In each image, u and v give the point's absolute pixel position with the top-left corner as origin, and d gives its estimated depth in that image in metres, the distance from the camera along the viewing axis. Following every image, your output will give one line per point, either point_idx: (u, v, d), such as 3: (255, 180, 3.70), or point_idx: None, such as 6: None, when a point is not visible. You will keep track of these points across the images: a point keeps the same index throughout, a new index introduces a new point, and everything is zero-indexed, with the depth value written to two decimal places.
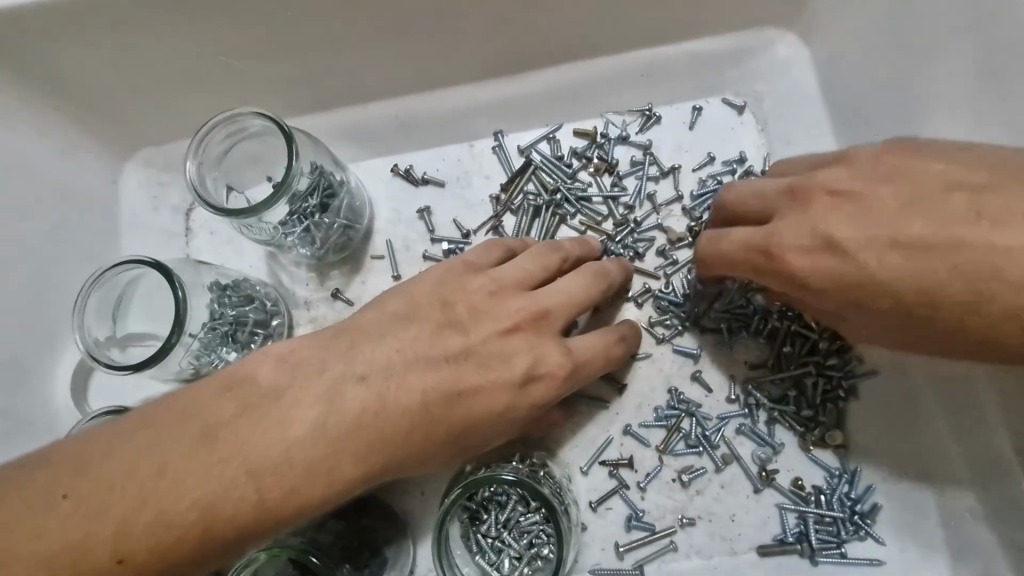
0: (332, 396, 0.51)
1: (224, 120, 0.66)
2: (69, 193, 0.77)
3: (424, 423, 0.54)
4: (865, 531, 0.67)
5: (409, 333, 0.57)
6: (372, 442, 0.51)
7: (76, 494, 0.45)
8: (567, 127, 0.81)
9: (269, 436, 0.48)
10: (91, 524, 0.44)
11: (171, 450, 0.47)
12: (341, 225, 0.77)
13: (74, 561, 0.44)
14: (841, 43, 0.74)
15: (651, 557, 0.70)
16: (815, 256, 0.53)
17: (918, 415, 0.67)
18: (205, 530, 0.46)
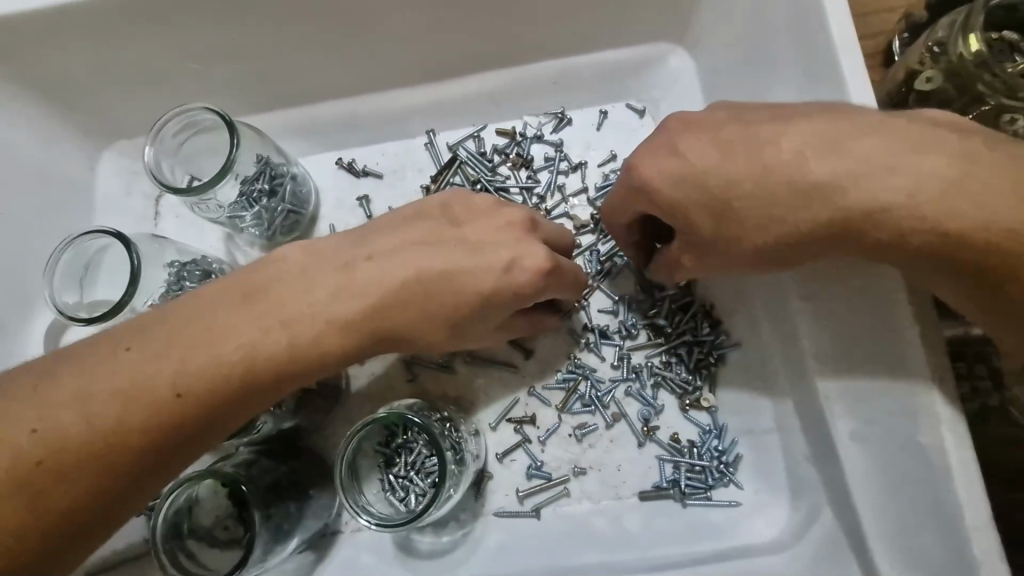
0: (344, 281, 0.62)
1: (176, 115, 0.77)
2: (45, 179, 0.87)
3: (415, 304, 0.63)
4: (729, 478, 0.77)
5: (414, 230, 0.66)
6: (369, 324, 0.62)
7: (136, 347, 0.56)
8: (491, 127, 0.92)
9: (292, 300, 0.60)
10: (130, 383, 0.54)
11: (215, 313, 0.58)
12: (287, 209, 0.88)
13: (139, 396, 0.54)
14: (715, 57, 0.84)
15: (547, 500, 0.80)
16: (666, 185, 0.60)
17: (766, 368, 0.77)
18: (222, 385, 0.57)
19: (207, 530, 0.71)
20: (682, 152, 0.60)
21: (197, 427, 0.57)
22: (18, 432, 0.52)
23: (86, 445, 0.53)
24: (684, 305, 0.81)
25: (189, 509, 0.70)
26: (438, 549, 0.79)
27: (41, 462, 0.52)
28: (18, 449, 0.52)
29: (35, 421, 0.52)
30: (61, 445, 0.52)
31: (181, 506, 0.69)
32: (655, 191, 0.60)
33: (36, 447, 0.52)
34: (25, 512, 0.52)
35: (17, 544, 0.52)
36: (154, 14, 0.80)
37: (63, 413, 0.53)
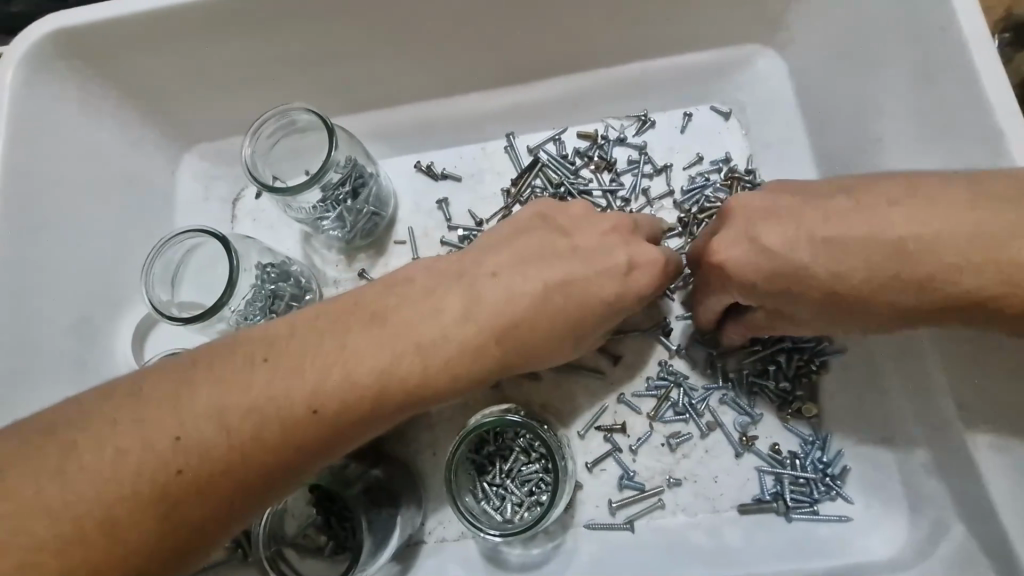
0: (471, 297, 0.62)
1: (276, 114, 0.76)
2: (131, 180, 0.87)
3: (537, 319, 0.63)
4: (836, 492, 0.73)
5: (523, 240, 0.66)
6: (494, 340, 0.62)
7: (272, 359, 0.55)
8: (572, 130, 0.91)
9: (424, 323, 0.60)
10: (273, 394, 0.53)
11: (349, 335, 0.57)
12: (369, 211, 0.87)
13: (274, 411, 0.53)
14: (810, 57, 0.83)
15: (641, 512, 0.77)
16: (731, 273, 0.62)
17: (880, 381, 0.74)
18: (351, 399, 0.56)
19: (291, 539, 0.72)
20: (754, 238, 0.60)
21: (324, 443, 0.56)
22: (160, 440, 0.50)
23: (218, 461, 0.51)
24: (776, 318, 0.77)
25: (277, 519, 0.71)
26: (528, 561, 0.76)
27: (183, 471, 0.50)
28: (156, 459, 0.50)
29: (178, 428, 0.51)
30: (203, 453, 0.51)
31: (273, 518, 0.70)
32: (738, 275, 0.61)
33: (175, 457, 0.50)
34: (163, 522, 0.50)
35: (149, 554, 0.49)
36: (249, 15, 0.80)
37: (196, 426, 0.51)
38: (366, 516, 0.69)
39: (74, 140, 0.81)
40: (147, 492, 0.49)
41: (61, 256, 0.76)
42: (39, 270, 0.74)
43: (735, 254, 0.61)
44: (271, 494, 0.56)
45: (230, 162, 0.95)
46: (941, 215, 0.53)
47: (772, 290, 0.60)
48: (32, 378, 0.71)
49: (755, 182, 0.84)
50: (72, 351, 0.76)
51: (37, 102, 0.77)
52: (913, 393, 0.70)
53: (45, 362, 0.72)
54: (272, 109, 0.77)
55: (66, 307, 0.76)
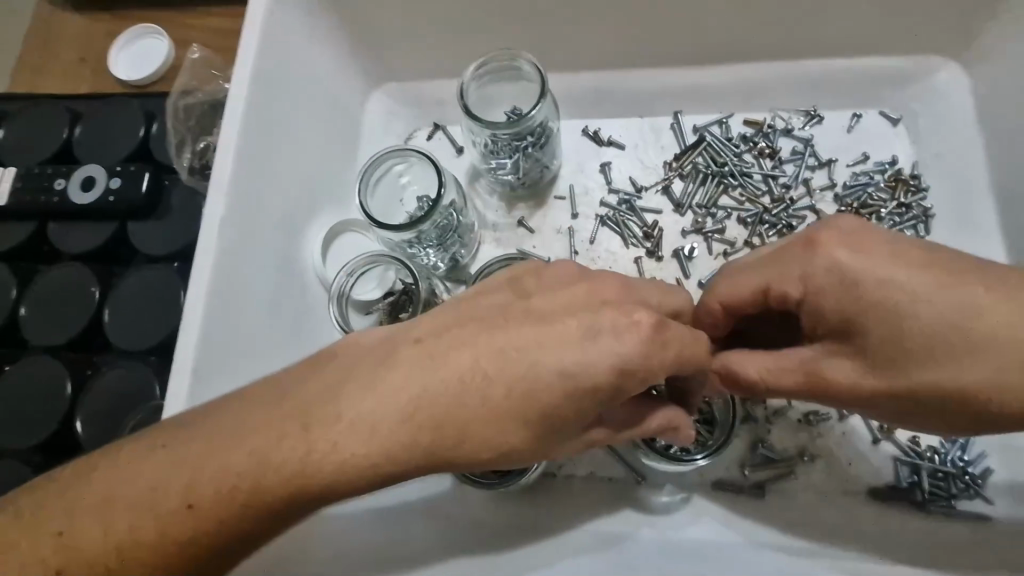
0: (522, 351, 0.53)
1: (504, 56, 0.83)
2: (335, 104, 0.96)
3: (611, 361, 0.52)
4: (975, 491, 0.76)
5: (598, 294, 0.57)
6: (563, 376, 0.53)
7: (337, 392, 0.53)
8: (738, 116, 0.96)
9: (498, 378, 0.53)
10: (339, 400, 0.52)
11: (403, 377, 0.53)
12: (542, 165, 0.95)
13: (329, 434, 0.51)
14: (1000, 75, 0.86)
15: (772, 479, 0.80)
16: (811, 265, 0.58)
17: None
18: (414, 418, 0.52)
19: None
20: (882, 279, 0.55)
21: (386, 462, 0.52)
22: (248, 420, 0.53)
23: (277, 481, 0.51)
24: None
25: None
26: (658, 507, 0.80)
27: (270, 452, 0.51)
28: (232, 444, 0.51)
29: (288, 402, 0.53)
30: (273, 444, 0.51)
31: None
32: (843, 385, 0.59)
33: (257, 442, 0.51)
34: (239, 503, 0.51)
35: (230, 531, 0.51)
36: None
37: (265, 447, 0.51)
38: None
39: (299, 57, 0.89)
40: (233, 470, 0.51)
41: (282, 157, 0.85)
42: (268, 170, 0.83)
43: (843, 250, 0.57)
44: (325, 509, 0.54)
45: (412, 104, 1.03)
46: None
47: (878, 317, 0.55)
48: (246, 270, 0.79)
49: (920, 187, 0.88)
50: (276, 251, 0.84)
51: (280, 19, 0.86)
52: None
53: (256, 258, 0.80)
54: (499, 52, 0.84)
55: (279, 207, 0.85)
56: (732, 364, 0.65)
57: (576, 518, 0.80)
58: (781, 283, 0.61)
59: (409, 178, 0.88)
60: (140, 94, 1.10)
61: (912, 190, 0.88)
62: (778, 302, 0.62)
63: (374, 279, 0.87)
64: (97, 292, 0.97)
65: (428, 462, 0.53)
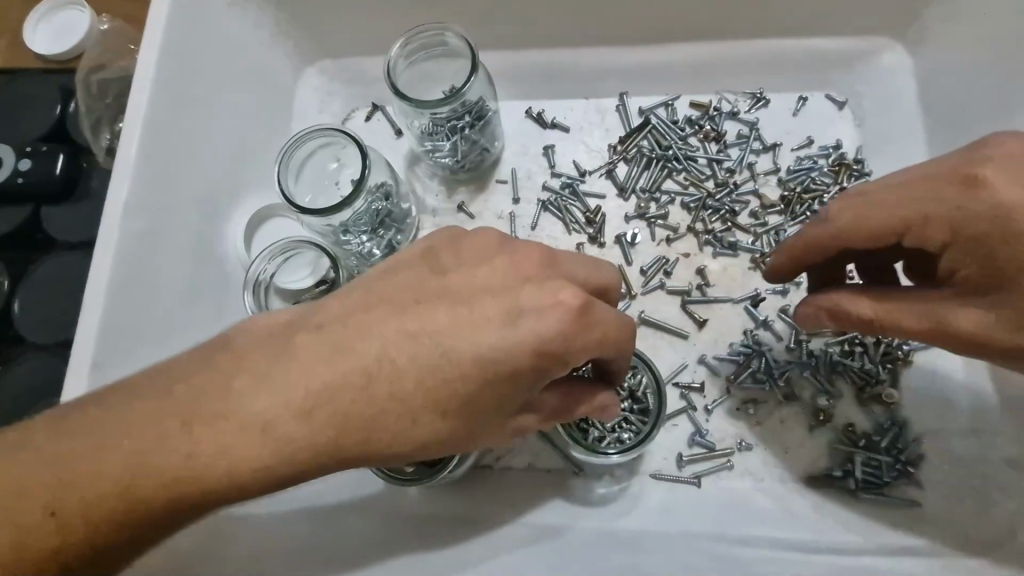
0: (439, 332, 0.50)
1: (432, 30, 0.78)
2: (262, 79, 0.91)
3: (531, 343, 0.50)
4: (906, 477, 0.75)
5: (522, 266, 0.54)
6: (482, 361, 0.50)
7: (233, 382, 0.49)
8: (685, 98, 0.93)
9: (409, 362, 0.50)
10: (229, 395, 0.49)
11: (309, 362, 0.50)
12: (481, 146, 0.90)
13: (222, 427, 0.48)
14: (943, 57, 0.84)
15: (708, 470, 0.79)
16: (971, 206, 0.53)
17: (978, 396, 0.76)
18: (314, 410, 0.49)
19: None
20: None
21: (285, 456, 0.49)
22: (124, 415, 0.49)
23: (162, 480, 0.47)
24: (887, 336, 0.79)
25: None
26: (594, 499, 0.78)
27: (155, 449, 0.48)
28: (105, 444, 0.48)
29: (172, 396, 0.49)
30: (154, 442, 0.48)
31: None
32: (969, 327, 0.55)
33: (134, 444, 0.48)
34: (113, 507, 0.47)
35: (109, 534, 0.48)
36: None
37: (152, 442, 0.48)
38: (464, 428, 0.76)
39: (219, 29, 0.84)
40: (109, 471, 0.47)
41: (198, 141, 0.80)
42: (180, 156, 0.78)
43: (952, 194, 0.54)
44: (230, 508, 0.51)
45: (348, 81, 0.98)
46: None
47: None
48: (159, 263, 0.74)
49: (863, 171, 0.86)
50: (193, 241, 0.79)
51: None
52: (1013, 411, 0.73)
53: (170, 250, 0.76)
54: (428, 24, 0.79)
55: (194, 191, 0.79)
56: (843, 303, 0.60)
57: (511, 510, 0.78)
58: (929, 222, 0.55)
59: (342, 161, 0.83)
60: (55, 70, 1.01)
61: (855, 175, 0.86)
62: (914, 243, 0.56)
63: (306, 266, 0.82)
64: (6, 283, 0.91)
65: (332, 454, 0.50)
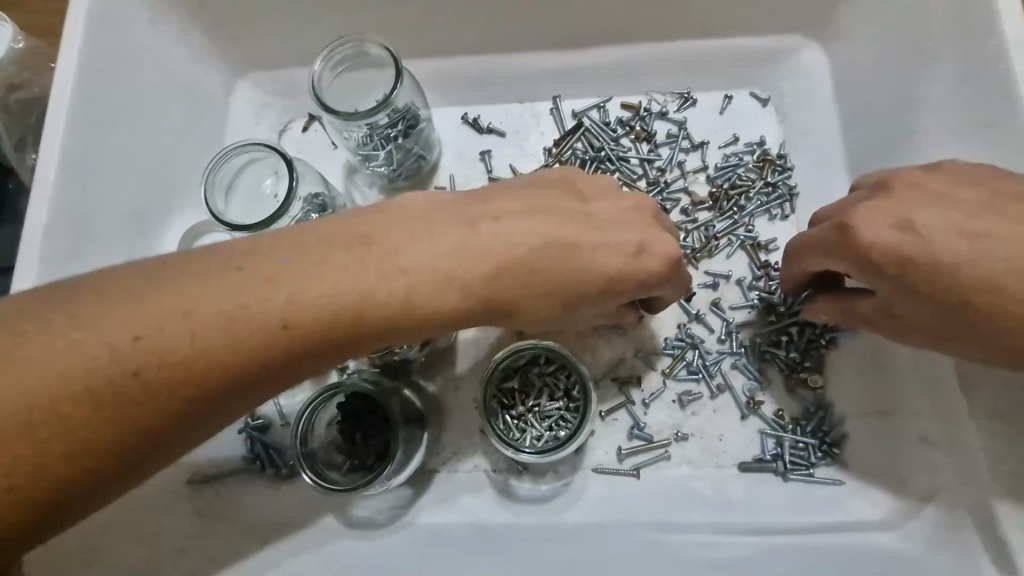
0: (439, 252, 0.58)
1: (352, 41, 0.79)
2: (192, 93, 0.90)
3: (516, 258, 0.60)
4: (830, 457, 0.79)
5: (532, 200, 0.64)
6: (472, 273, 0.59)
7: (234, 285, 0.54)
8: (616, 99, 0.95)
9: (408, 273, 0.58)
10: (230, 294, 0.53)
11: (316, 269, 0.56)
12: (416, 153, 0.91)
13: (214, 329, 0.52)
14: (854, 53, 0.88)
15: (647, 462, 0.81)
16: (845, 245, 0.61)
17: (896, 376, 0.77)
18: (312, 312, 0.55)
19: (315, 452, 0.77)
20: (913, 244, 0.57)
21: (275, 353, 0.54)
22: (152, 321, 0.51)
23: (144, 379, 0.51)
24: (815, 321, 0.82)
25: (308, 426, 0.77)
26: (537, 496, 0.80)
27: (139, 371, 0.50)
28: (130, 346, 0.50)
29: (219, 302, 0.53)
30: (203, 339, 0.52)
31: (305, 426, 0.76)
32: (910, 332, 0.62)
33: (119, 341, 0.50)
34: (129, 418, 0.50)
35: (127, 440, 0.51)
36: None
37: (142, 338, 0.50)
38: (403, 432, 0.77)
39: (142, 45, 0.83)
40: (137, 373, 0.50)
41: (123, 158, 0.80)
42: (105, 173, 0.78)
43: (892, 208, 0.59)
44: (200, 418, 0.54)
45: (283, 93, 0.97)
46: (965, 199, 0.59)
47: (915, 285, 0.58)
48: (100, 250, 0.77)
49: (786, 166, 0.89)
50: (126, 241, 0.81)
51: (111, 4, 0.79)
52: (927, 386, 0.74)
53: (109, 241, 0.78)
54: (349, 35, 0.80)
55: (122, 203, 0.80)
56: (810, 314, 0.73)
57: (459, 511, 0.80)
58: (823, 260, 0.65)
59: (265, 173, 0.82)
60: None
61: (779, 170, 0.89)
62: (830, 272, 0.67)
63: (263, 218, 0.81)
64: None
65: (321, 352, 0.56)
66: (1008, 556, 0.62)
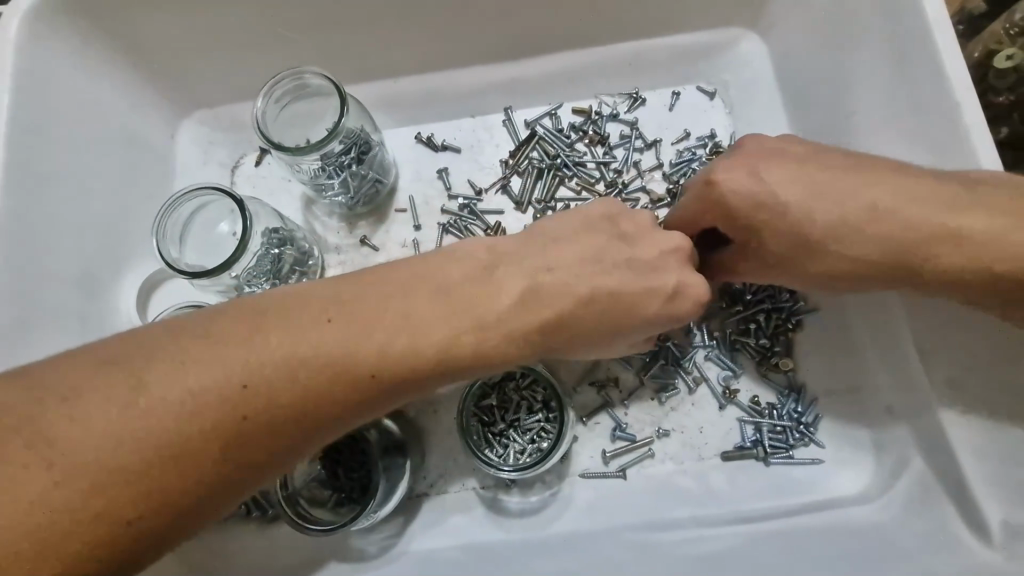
0: (448, 321, 0.55)
1: (291, 75, 0.79)
2: (134, 142, 0.89)
3: (529, 323, 0.58)
4: (809, 438, 0.80)
5: (554, 250, 0.60)
6: (483, 339, 0.56)
7: (232, 384, 0.48)
8: (566, 106, 0.96)
9: (419, 348, 0.54)
10: (226, 392, 0.48)
11: (321, 357, 0.51)
12: (373, 178, 0.90)
13: (217, 432, 0.48)
14: (790, 40, 0.90)
15: (632, 462, 0.81)
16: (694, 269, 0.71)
17: (859, 351, 0.80)
18: (319, 404, 0.51)
19: (298, 491, 0.75)
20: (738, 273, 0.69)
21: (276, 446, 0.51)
22: (198, 408, 0.47)
23: (140, 493, 0.45)
24: (780, 305, 0.83)
25: (287, 469, 0.74)
26: (528, 508, 0.80)
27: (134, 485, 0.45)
28: (147, 431, 0.46)
29: (251, 376, 0.49)
30: (227, 418, 0.48)
31: (283, 467, 0.73)
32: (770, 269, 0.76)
33: (105, 453, 0.44)
34: (126, 534, 0.45)
35: (123, 556, 0.46)
36: None
37: (138, 447, 0.45)
38: (379, 462, 0.76)
39: (81, 98, 0.82)
40: (150, 465, 0.45)
41: (68, 214, 0.79)
42: (51, 232, 0.76)
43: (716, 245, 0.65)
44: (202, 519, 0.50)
45: (232, 130, 0.96)
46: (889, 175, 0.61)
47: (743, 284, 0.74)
48: (49, 318, 0.75)
49: None
50: (78, 303, 0.79)
51: (38, 57, 0.77)
52: (886, 358, 0.76)
53: (58, 308, 0.76)
54: (288, 70, 0.80)
55: (72, 262, 0.79)
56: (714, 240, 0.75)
57: (452, 534, 0.80)
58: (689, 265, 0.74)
59: (223, 217, 0.82)
60: None
61: None
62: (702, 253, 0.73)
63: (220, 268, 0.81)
64: None
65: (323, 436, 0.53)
66: (979, 518, 0.64)
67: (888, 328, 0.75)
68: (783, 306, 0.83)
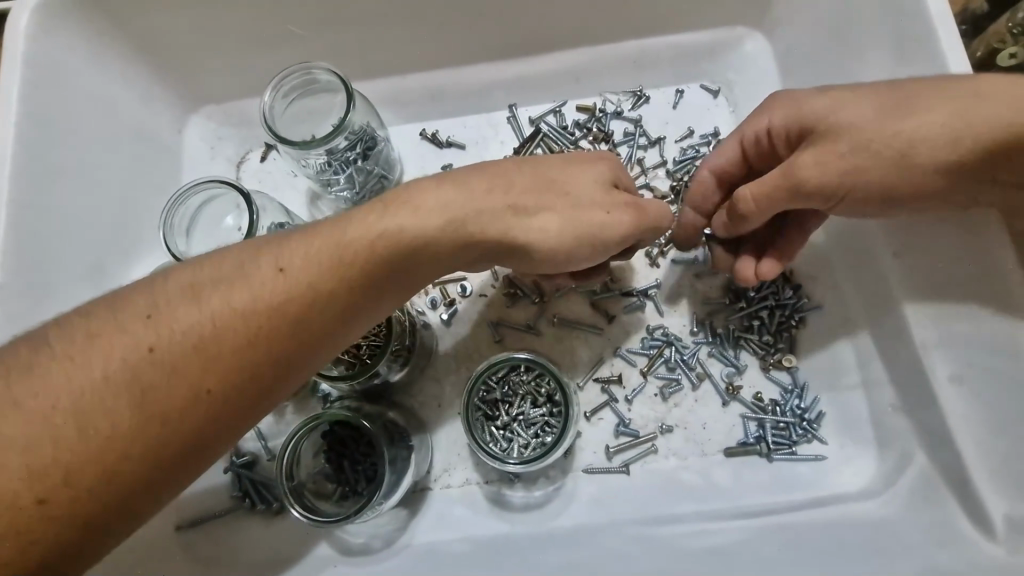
0: (413, 204, 0.58)
1: (300, 70, 0.79)
2: (141, 135, 0.90)
3: (493, 201, 0.59)
4: (812, 434, 0.80)
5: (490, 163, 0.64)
6: (459, 218, 0.58)
7: (237, 270, 0.52)
8: (571, 103, 0.96)
9: (404, 220, 0.57)
10: (237, 278, 0.52)
11: (315, 239, 0.55)
12: (378, 174, 0.91)
13: (233, 313, 0.51)
14: (794, 39, 0.91)
15: (635, 457, 0.82)
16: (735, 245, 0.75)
17: (861, 350, 0.81)
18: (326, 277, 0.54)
19: (303, 483, 0.75)
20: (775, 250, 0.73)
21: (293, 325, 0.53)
22: (208, 296, 0.51)
23: (170, 373, 0.49)
24: (784, 303, 0.83)
25: (292, 462, 0.74)
26: (532, 502, 0.81)
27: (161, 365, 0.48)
28: (198, 315, 0.50)
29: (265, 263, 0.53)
30: (273, 305, 0.52)
31: (290, 458, 0.74)
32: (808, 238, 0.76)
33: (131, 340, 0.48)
34: (163, 422, 0.48)
35: (163, 444, 0.49)
36: None
37: (160, 330, 0.49)
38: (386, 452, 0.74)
39: (89, 91, 0.83)
40: (204, 343, 0.50)
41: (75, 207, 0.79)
42: (58, 224, 0.77)
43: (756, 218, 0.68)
44: (235, 410, 0.52)
45: (237, 125, 0.97)
46: (893, 172, 0.62)
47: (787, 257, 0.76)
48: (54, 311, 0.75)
49: None
50: (84, 295, 0.79)
51: (48, 50, 0.78)
52: (889, 356, 0.77)
53: (63, 300, 0.76)
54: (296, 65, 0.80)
55: (78, 255, 0.79)
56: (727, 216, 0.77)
57: (455, 528, 0.80)
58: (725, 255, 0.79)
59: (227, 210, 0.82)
60: None
61: None
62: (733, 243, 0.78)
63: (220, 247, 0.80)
64: None
65: (336, 314, 0.55)
66: (983, 513, 0.64)
67: (894, 328, 0.75)
68: (787, 303, 0.83)
